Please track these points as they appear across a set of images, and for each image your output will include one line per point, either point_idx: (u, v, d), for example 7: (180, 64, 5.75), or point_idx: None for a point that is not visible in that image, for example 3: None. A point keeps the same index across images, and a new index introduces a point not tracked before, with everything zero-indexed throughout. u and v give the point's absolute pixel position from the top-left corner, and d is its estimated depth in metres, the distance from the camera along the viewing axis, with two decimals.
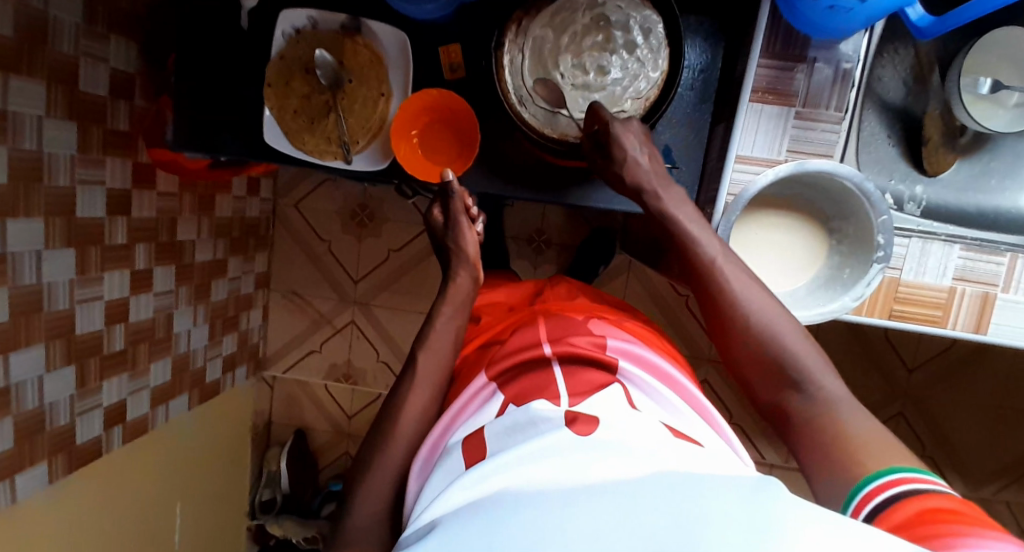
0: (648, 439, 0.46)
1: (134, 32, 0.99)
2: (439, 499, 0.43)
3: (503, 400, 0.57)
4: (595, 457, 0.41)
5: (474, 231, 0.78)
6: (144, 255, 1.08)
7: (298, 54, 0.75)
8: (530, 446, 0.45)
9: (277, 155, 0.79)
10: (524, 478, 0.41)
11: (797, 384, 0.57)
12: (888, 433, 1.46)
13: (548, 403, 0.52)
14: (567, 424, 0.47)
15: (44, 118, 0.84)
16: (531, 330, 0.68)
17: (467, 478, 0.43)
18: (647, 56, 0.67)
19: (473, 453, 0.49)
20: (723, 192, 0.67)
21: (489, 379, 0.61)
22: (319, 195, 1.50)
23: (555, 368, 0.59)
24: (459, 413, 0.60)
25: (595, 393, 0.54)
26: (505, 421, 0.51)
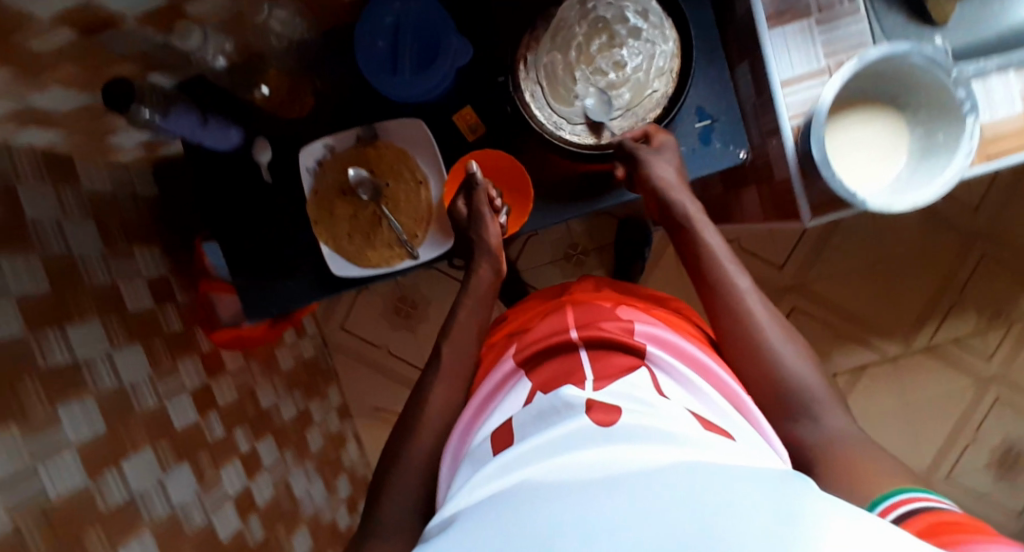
0: (683, 428, 0.43)
1: (150, 237, 1.00)
2: (461, 493, 0.43)
3: (531, 388, 0.54)
4: (621, 447, 0.39)
5: (500, 222, 0.74)
6: (244, 437, 1.06)
7: (330, 183, 0.77)
8: (553, 437, 0.43)
9: (348, 282, 0.79)
10: (548, 467, 0.40)
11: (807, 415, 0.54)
12: (981, 276, 1.44)
13: (575, 387, 0.49)
14: (588, 414, 0.45)
15: (113, 352, 0.84)
16: (560, 315, 0.65)
17: (491, 470, 0.43)
18: (654, 33, 0.68)
19: (501, 441, 0.48)
20: (784, 118, 0.67)
21: (516, 365, 0.59)
22: (359, 307, 1.50)
23: (583, 354, 0.56)
24: (485, 403, 0.60)
25: (620, 377, 0.51)
26: (533, 408, 0.49)
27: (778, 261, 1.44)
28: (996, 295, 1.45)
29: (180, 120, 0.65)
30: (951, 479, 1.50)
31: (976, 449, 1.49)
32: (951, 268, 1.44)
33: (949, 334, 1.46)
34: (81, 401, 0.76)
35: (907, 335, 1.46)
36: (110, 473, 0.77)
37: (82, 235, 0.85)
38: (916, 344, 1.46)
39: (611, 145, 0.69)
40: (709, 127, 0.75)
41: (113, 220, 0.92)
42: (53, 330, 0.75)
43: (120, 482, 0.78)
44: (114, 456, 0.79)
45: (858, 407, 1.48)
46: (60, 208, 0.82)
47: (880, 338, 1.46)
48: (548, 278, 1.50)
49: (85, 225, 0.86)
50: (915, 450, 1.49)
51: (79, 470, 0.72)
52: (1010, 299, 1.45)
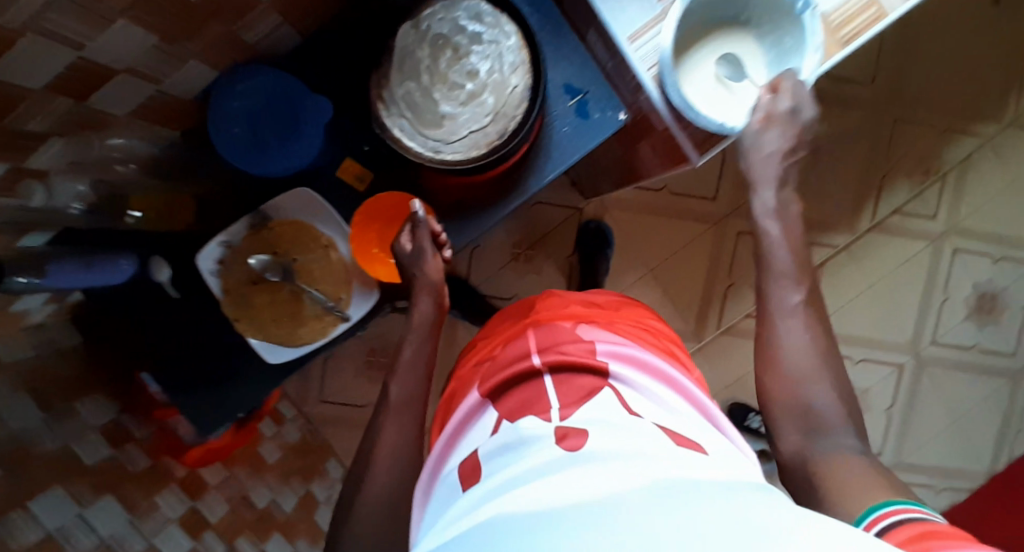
0: (657, 445, 0.44)
1: (91, 385, 0.97)
2: (438, 534, 0.43)
3: (496, 416, 0.57)
4: (584, 470, 0.41)
5: (442, 256, 0.74)
6: (249, 544, 1.04)
7: (239, 278, 0.75)
8: (518, 470, 0.45)
9: (289, 367, 0.77)
10: (524, 502, 0.39)
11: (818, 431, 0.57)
12: (900, 144, 1.48)
13: (537, 420, 0.52)
14: (560, 443, 0.47)
15: (84, 512, 0.81)
16: (521, 342, 0.66)
17: (467, 510, 0.43)
18: (495, 33, 0.68)
19: (470, 473, 0.51)
20: (643, 72, 0.66)
21: (483, 398, 0.60)
22: (332, 373, 1.48)
23: (546, 378, 0.58)
24: (450, 439, 0.61)
25: (586, 403, 0.53)
26: (497, 441, 0.52)
27: (710, 194, 1.47)
28: (922, 155, 1.49)
29: (64, 272, 0.61)
30: (938, 339, 1.54)
31: (951, 304, 1.54)
32: (872, 145, 1.48)
33: (890, 207, 1.50)
34: None
35: (852, 222, 1.49)
36: None
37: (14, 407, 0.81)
38: (862, 226, 1.50)
39: (494, 149, 0.68)
40: (582, 100, 0.76)
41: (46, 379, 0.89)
42: (17, 512, 0.71)
43: None
44: None
45: (833, 303, 1.51)
46: None
47: (829, 232, 1.49)
48: (505, 283, 1.50)
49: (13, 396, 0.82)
50: (897, 325, 1.53)
51: None
52: (933, 153, 1.49)
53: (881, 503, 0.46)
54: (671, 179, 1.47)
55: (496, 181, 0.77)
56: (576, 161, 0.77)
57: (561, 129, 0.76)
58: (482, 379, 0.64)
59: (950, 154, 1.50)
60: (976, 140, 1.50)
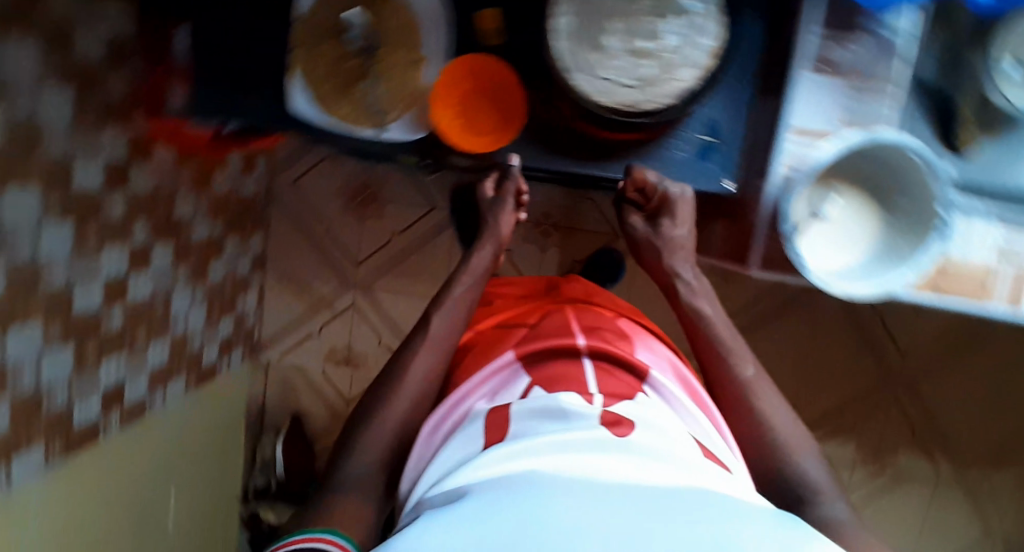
0: (685, 453, 0.56)
1: None
2: (465, 471, 0.53)
3: (530, 382, 0.67)
4: (614, 459, 0.51)
5: (512, 214, 0.95)
6: (143, 231, 1.01)
7: (326, 19, 0.72)
8: (558, 437, 0.54)
9: (303, 123, 0.75)
10: (556, 465, 0.50)
11: (805, 502, 0.68)
12: (879, 417, 1.49)
13: (577, 397, 0.61)
14: (609, 426, 0.56)
15: (39, 84, 0.78)
16: (564, 321, 0.79)
17: (496, 457, 0.53)
18: (703, 21, 0.65)
19: (497, 430, 0.59)
20: (779, 165, 0.65)
21: (515, 358, 0.71)
22: (318, 173, 1.44)
23: (584, 363, 0.69)
24: (479, 384, 0.71)
25: (625, 398, 0.63)
26: (531, 405, 0.61)
27: None
28: (882, 438, 1.50)
29: None
30: None
31: None
32: (860, 397, 1.49)
33: (829, 450, 1.51)
34: None
35: None
36: None
37: None
38: None
39: (615, 111, 0.66)
40: (711, 145, 0.74)
41: None
42: None
43: None
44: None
45: None
46: None
47: None
48: (509, 232, 1.48)
49: None
50: None
51: None
52: (890, 448, 1.50)
53: None
54: None
55: (591, 140, 0.74)
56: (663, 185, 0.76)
57: (675, 151, 0.74)
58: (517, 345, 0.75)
59: (908, 457, 1.51)
60: (935, 469, 1.51)
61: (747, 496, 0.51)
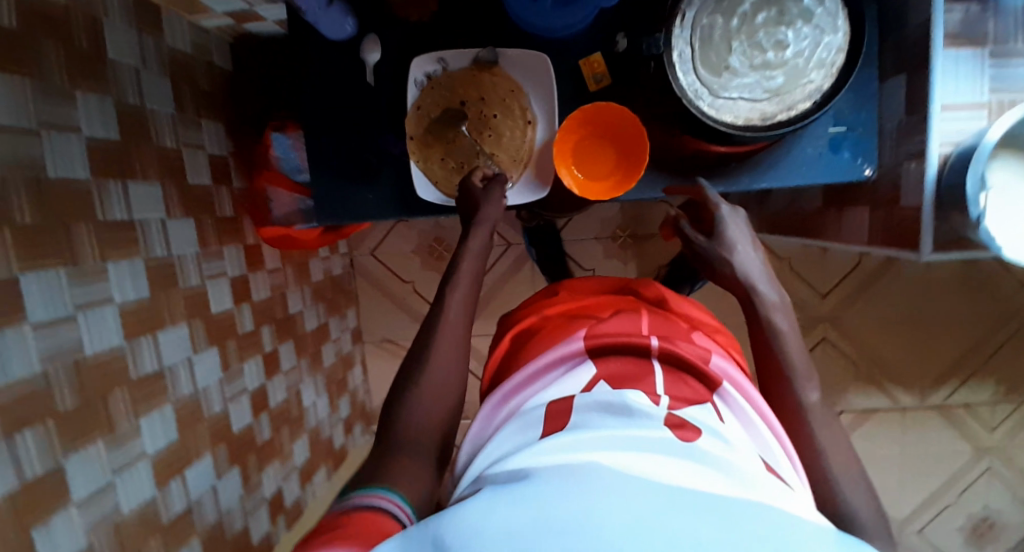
0: (754, 469, 0.45)
1: (220, 112, 0.95)
2: (522, 454, 0.45)
3: (594, 376, 0.55)
4: (689, 467, 0.41)
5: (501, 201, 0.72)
6: (269, 336, 1.04)
7: (435, 102, 0.74)
8: (628, 435, 0.45)
9: (429, 205, 0.77)
10: (620, 459, 0.41)
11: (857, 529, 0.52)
12: (1010, 354, 1.45)
13: (645, 396, 0.51)
14: (673, 428, 0.46)
15: (167, 220, 0.81)
16: (629, 317, 0.65)
17: (556, 442, 0.45)
18: (826, 20, 0.63)
19: (554, 422, 0.49)
20: (934, 143, 0.64)
21: (581, 350, 0.59)
22: (393, 237, 1.46)
23: (655, 363, 0.57)
24: (536, 375, 0.60)
25: (695, 404, 0.52)
26: (597, 398, 0.51)
27: (821, 290, 1.43)
28: (1016, 373, 1.46)
29: None
30: (925, 532, 1.52)
31: (953, 510, 1.51)
32: (983, 339, 1.44)
33: (961, 397, 1.46)
34: (129, 260, 0.73)
35: (925, 390, 1.47)
36: (145, 339, 0.74)
37: (155, 89, 0.80)
38: (930, 400, 1.47)
39: (750, 126, 0.65)
40: (841, 135, 0.72)
41: (187, 83, 0.87)
42: (114, 183, 0.71)
43: (152, 350, 0.76)
44: (151, 324, 0.76)
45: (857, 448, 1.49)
46: (138, 56, 0.77)
47: (897, 387, 1.47)
48: (589, 252, 1.48)
49: (159, 78, 0.81)
50: (898, 499, 1.51)
51: (117, 329, 0.70)
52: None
53: None
54: (795, 255, 1.42)
55: (710, 155, 0.74)
56: (799, 186, 0.74)
57: (805, 149, 0.73)
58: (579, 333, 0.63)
59: None
60: None
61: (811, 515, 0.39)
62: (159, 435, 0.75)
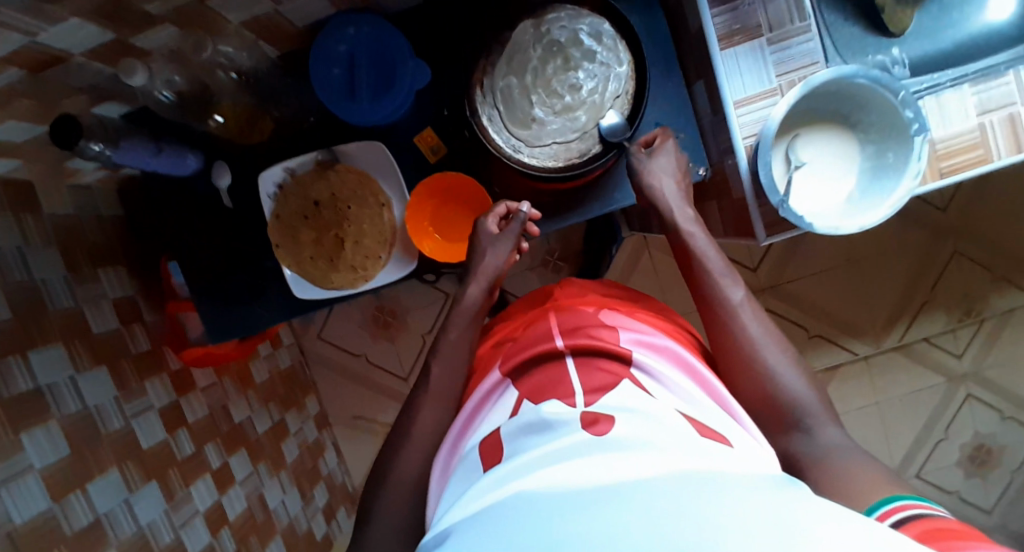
0: (676, 436, 0.44)
1: (116, 257, 0.99)
2: (455, 508, 0.42)
3: (518, 396, 0.56)
4: (608, 456, 0.39)
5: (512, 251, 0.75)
6: (215, 452, 1.06)
7: (292, 208, 0.76)
8: (549, 449, 0.44)
9: (313, 302, 0.79)
10: (550, 475, 0.39)
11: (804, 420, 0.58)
12: (953, 272, 1.39)
13: (560, 403, 0.51)
14: (586, 426, 0.45)
15: (78, 375, 0.83)
16: (543, 323, 0.66)
17: (489, 481, 0.43)
18: (609, 55, 0.68)
19: (491, 454, 0.49)
20: (739, 139, 0.67)
21: (503, 375, 0.61)
22: (336, 318, 1.49)
23: (568, 361, 0.58)
24: (477, 411, 0.61)
25: (611, 390, 0.52)
26: (518, 421, 0.51)
27: (751, 264, 1.39)
28: (967, 292, 1.40)
29: (131, 151, 0.66)
30: (923, 474, 1.47)
31: (947, 444, 1.45)
32: (921, 268, 1.39)
33: (917, 333, 1.41)
34: (43, 427, 0.75)
35: (878, 336, 1.42)
36: (75, 495, 0.76)
37: (44, 259, 0.83)
38: (886, 344, 1.42)
39: (572, 165, 0.69)
40: None
41: (78, 242, 0.91)
42: (16, 359, 0.74)
43: (86, 505, 0.77)
44: (78, 480, 0.77)
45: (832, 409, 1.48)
46: (19, 235, 0.80)
47: (852, 338, 1.42)
48: None
49: (46, 248, 0.84)
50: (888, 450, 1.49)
51: (44, 495, 0.72)
52: (979, 297, 1.40)
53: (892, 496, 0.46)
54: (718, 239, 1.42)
55: (544, 192, 0.77)
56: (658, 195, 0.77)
57: None
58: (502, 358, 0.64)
59: (997, 301, 1.40)
60: None
61: (745, 472, 0.38)
62: None
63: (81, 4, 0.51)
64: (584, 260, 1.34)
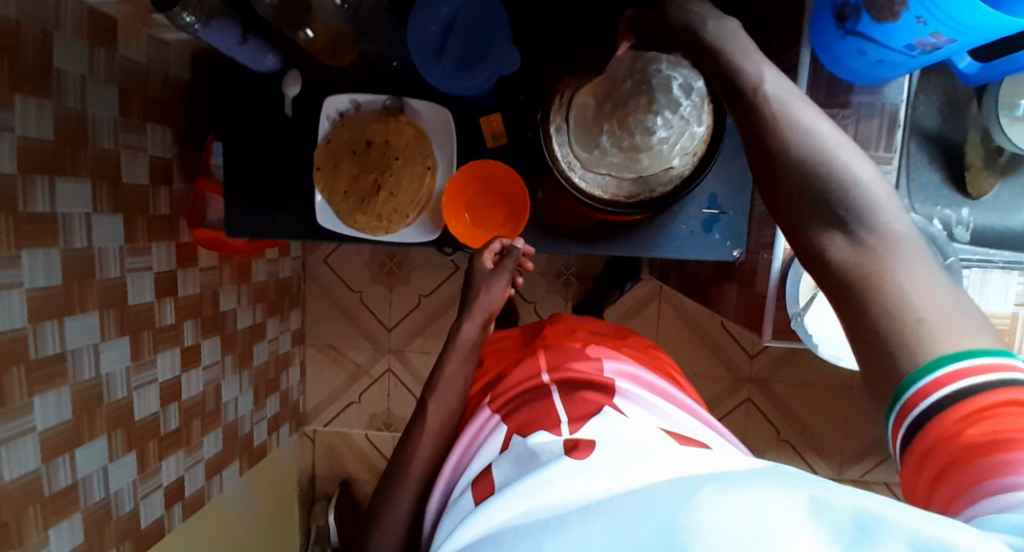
0: (653, 444, 0.46)
1: (168, 117, 1.01)
2: (452, 538, 0.44)
3: (507, 431, 0.56)
4: (589, 478, 0.42)
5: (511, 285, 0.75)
6: (192, 331, 1.09)
7: (344, 137, 0.77)
8: (537, 471, 0.46)
9: (331, 233, 0.80)
10: (538, 503, 0.42)
11: (859, 219, 0.41)
12: None
13: (548, 434, 0.52)
14: (568, 452, 0.47)
15: (93, 215, 0.84)
16: (530, 362, 0.69)
17: (480, 509, 0.45)
18: (691, 112, 0.68)
19: (483, 488, 0.50)
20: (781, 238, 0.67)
21: (494, 413, 0.62)
22: (346, 248, 1.51)
23: (553, 393, 0.59)
24: (467, 449, 0.62)
25: (594, 416, 0.53)
26: (510, 454, 0.52)
27: (751, 352, 1.37)
28: None
29: (218, 32, 0.67)
30: None
31: None
32: None
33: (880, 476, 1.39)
34: (45, 250, 0.77)
35: (843, 464, 1.39)
36: (50, 324, 0.78)
37: (101, 95, 0.85)
38: (848, 474, 1.39)
39: (616, 202, 0.72)
40: (714, 218, 0.76)
41: (139, 91, 0.93)
42: (41, 179, 0.76)
43: (57, 335, 0.80)
44: (57, 311, 0.79)
45: None
46: (87, 64, 0.81)
47: (817, 456, 1.40)
48: None
49: (107, 86, 0.86)
50: None
51: (23, 313, 0.74)
52: None
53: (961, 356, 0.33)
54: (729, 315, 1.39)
55: (580, 214, 0.78)
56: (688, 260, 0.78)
57: (680, 226, 0.76)
58: (494, 397, 0.65)
59: None
60: None
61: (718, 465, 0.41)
62: (52, 414, 0.80)
63: None
64: (595, 285, 1.34)
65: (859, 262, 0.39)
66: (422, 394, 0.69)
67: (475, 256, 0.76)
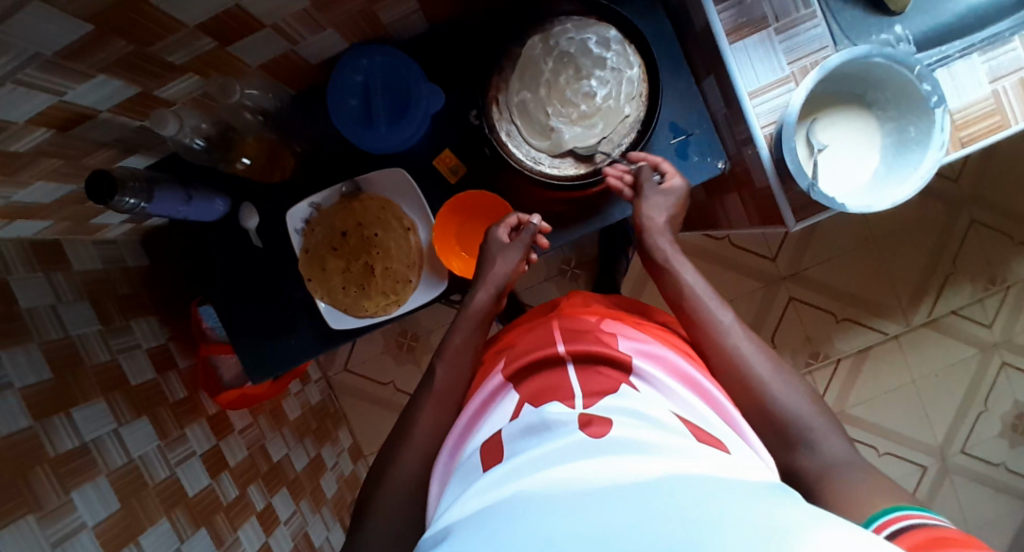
0: (682, 440, 0.44)
1: (146, 307, 1.00)
2: (454, 506, 0.43)
3: (516, 401, 0.55)
4: (622, 456, 0.40)
5: (527, 259, 0.74)
6: (259, 493, 1.05)
7: (318, 239, 0.77)
8: (543, 452, 0.44)
9: (348, 331, 0.79)
10: (544, 478, 0.40)
11: (807, 439, 0.56)
12: (974, 242, 1.36)
13: (561, 405, 0.51)
14: (582, 428, 0.46)
15: (120, 428, 0.82)
16: (543, 330, 0.66)
17: (486, 480, 0.43)
18: (618, 60, 0.70)
19: (490, 456, 0.48)
20: (758, 128, 0.68)
21: (503, 380, 0.60)
22: (359, 348, 1.49)
23: (568, 368, 0.57)
24: (473, 414, 0.60)
25: (609, 394, 0.52)
26: (520, 423, 0.50)
27: (770, 254, 1.36)
28: (989, 260, 1.36)
29: (163, 199, 0.67)
30: (968, 449, 1.40)
31: (988, 416, 1.39)
32: (942, 241, 1.36)
33: (944, 306, 1.37)
34: (92, 482, 0.74)
35: (906, 313, 1.38)
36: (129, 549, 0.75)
37: (76, 316, 0.84)
38: (915, 319, 1.38)
39: (595, 170, 0.71)
40: (684, 142, 0.76)
41: (108, 295, 0.92)
42: (58, 418, 0.74)
43: None
44: (129, 533, 0.76)
45: (867, 393, 1.40)
46: (51, 294, 0.81)
47: (879, 318, 1.38)
48: None
49: (79, 305, 0.85)
50: (932, 427, 1.40)
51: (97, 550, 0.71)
52: (1003, 263, 1.36)
53: (896, 505, 0.46)
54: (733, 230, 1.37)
55: (560, 201, 0.78)
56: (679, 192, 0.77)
57: None
58: (506, 361, 0.64)
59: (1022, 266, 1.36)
60: None
61: (720, 471, 0.39)
62: None
63: (102, 60, 0.52)
64: (601, 265, 1.34)
65: (820, 468, 0.54)
66: (433, 358, 0.70)
67: (491, 228, 0.75)
